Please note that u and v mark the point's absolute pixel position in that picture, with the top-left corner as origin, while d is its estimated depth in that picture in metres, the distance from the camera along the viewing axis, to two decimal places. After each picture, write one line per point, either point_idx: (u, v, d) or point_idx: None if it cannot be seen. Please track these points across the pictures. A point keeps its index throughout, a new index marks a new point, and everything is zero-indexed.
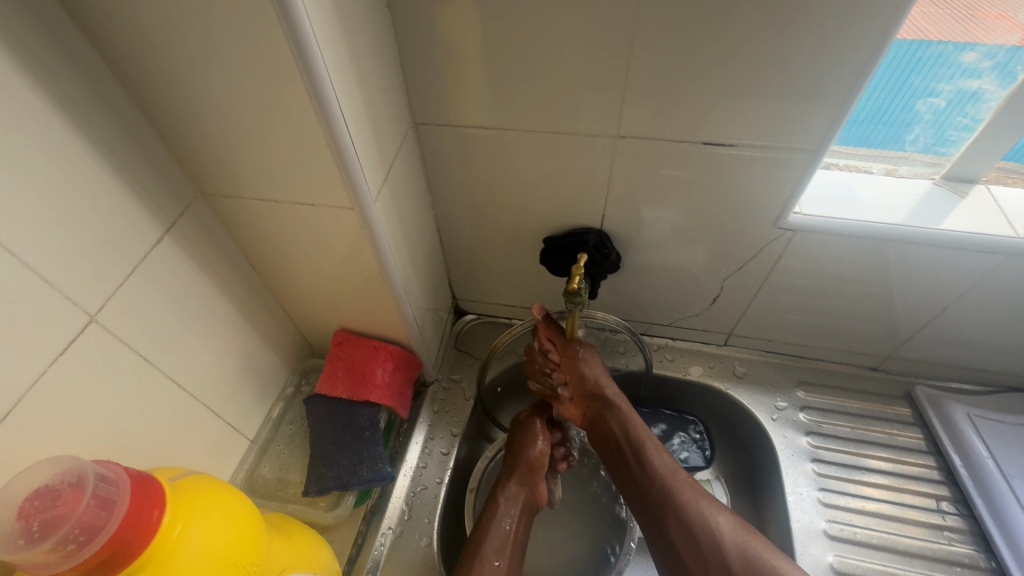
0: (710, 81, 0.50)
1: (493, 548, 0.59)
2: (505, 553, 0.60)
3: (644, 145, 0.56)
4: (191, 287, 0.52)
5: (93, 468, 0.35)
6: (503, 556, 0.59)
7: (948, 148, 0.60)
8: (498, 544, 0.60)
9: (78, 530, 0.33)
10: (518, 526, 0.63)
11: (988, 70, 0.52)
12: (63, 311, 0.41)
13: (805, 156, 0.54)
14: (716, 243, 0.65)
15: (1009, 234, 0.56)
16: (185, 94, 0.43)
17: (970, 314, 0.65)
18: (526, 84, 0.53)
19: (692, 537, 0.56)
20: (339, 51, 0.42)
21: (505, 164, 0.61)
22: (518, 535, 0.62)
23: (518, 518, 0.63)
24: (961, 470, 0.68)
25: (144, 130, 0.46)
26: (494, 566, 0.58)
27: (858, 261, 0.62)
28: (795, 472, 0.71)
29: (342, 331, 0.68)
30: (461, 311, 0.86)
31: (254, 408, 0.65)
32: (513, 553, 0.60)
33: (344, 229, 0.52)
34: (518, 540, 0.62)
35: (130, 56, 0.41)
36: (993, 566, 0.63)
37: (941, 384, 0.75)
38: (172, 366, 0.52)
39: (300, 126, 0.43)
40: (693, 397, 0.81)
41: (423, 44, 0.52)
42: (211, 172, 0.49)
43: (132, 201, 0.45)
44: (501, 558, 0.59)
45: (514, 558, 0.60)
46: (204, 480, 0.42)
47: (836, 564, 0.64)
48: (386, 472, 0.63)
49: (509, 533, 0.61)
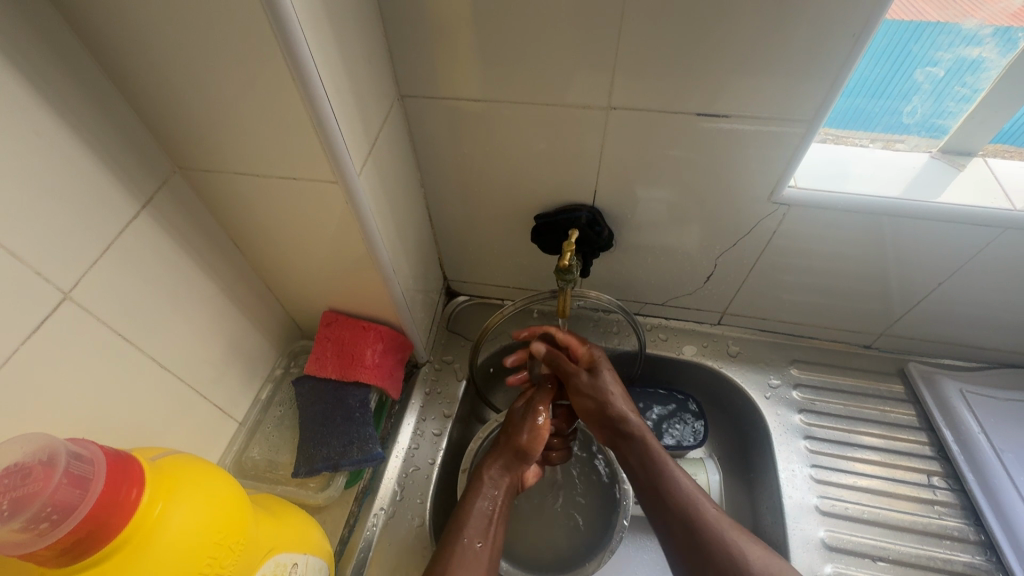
0: (706, 49, 0.48)
1: (474, 529, 0.58)
2: (487, 535, 0.59)
3: (637, 118, 0.54)
4: (171, 266, 0.51)
5: (65, 446, 0.34)
6: (486, 540, 0.58)
7: (946, 121, 0.59)
8: (480, 525, 0.59)
9: (50, 509, 0.32)
10: (500, 506, 0.62)
11: (990, 37, 0.51)
12: (34, 287, 0.39)
13: (801, 128, 0.52)
14: (710, 220, 0.64)
15: (1006, 207, 0.55)
16: (154, 60, 0.41)
17: (965, 290, 0.64)
18: (516, 54, 0.51)
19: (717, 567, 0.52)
20: (317, 15, 0.40)
21: (495, 139, 0.60)
22: (499, 515, 0.61)
23: (500, 498, 0.62)
24: (952, 445, 0.69)
25: (114, 100, 0.44)
26: (477, 548, 0.57)
27: (854, 236, 0.61)
28: (788, 450, 0.71)
29: (330, 312, 0.67)
30: (452, 292, 0.85)
31: (242, 390, 0.64)
32: (494, 534, 0.59)
33: (329, 205, 0.51)
34: (500, 519, 0.61)
35: (94, 19, 0.38)
36: (982, 539, 0.63)
37: (934, 361, 0.75)
38: (154, 346, 0.50)
39: (278, 96, 0.42)
40: (687, 376, 0.80)
41: (408, 11, 0.50)
42: (188, 146, 0.48)
43: (105, 175, 0.43)
44: (483, 539, 0.58)
45: (496, 538, 0.59)
46: (186, 460, 0.41)
47: (828, 539, 0.64)
48: (377, 452, 0.62)
49: (490, 513, 0.60)
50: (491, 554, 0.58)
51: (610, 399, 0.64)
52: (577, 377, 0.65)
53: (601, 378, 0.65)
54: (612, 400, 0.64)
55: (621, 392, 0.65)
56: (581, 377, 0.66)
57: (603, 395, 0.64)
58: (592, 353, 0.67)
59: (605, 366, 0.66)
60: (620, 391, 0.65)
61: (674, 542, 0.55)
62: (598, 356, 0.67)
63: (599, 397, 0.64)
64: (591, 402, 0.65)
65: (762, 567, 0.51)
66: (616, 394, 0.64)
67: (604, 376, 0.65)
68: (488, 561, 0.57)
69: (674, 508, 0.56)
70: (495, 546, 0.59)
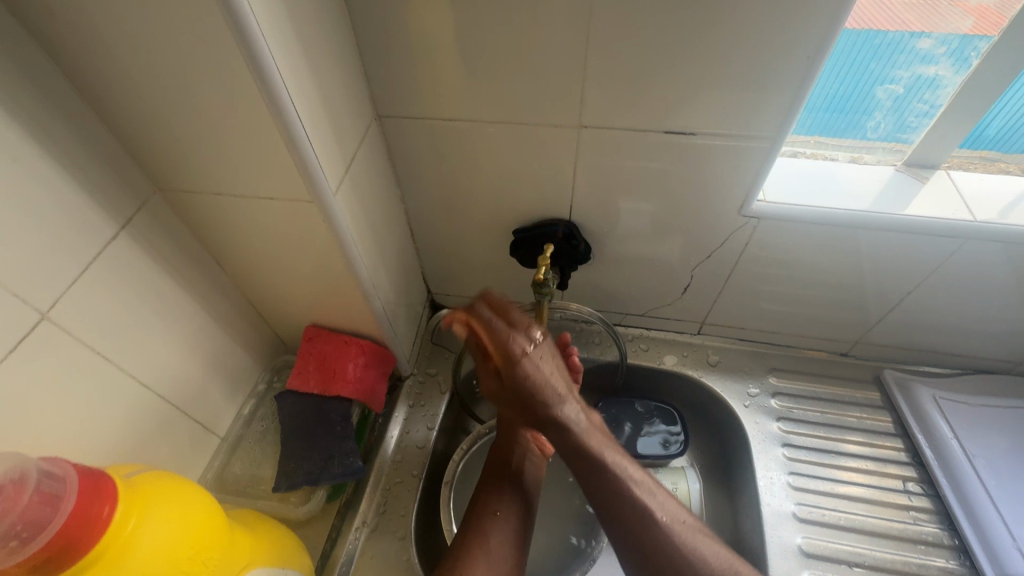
0: (668, 71, 0.50)
1: (494, 500, 0.61)
2: (507, 503, 0.61)
3: (607, 135, 0.56)
4: (151, 284, 0.52)
5: (37, 464, 0.35)
6: (506, 509, 0.60)
7: (908, 134, 0.61)
8: (496, 496, 0.62)
9: (21, 526, 0.33)
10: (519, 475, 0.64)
11: (943, 56, 0.53)
12: (13, 308, 0.40)
13: (764, 144, 0.54)
14: (685, 232, 0.65)
15: (967, 217, 0.57)
16: (132, 88, 0.42)
17: (933, 298, 0.66)
18: (487, 75, 0.53)
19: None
20: (289, 43, 0.42)
21: (471, 156, 0.61)
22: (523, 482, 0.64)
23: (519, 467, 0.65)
24: (926, 451, 0.70)
25: (93, 125, 0.45)
26: (495, 513, 0.60)
27: (825, 247, 0.63)
28: (766, 457, 0.72)
29: (312, 327, 0.67)
30: (436, 305, 0.86)
31: (224, 405, 0.65)
32: (515, 503, 0.61)
33: (307, 223, 0.52)
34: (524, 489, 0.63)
35: (73, 48, 0.40)
36: (956, 544, 0.64)
37: (910, 368, 0.77)
38: (133, 364, 0.51)
39: (253, 119, 0.43)
40: (669, 386, 0.81)
41: (382, 36, 0.52)
42: (166, 168, 0.49)
43: (84, 198, 0.45)
44: (502, 507, 0.60)
45: (517, 507, 0.61)
46: (161, 476, 0.42)
47: (805, 546, 0.65)
48: (357, 466, 0.63)
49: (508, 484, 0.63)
50: (514, 519, 0.60)
51: (538, 383, 0.59)
52: (486, 381, 0.63)
53: (509, 378, 0.60)
54: (535, 395, 0.59)
55: (545, 374, 0.59)
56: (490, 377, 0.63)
57: (522, 391, 0.59)
58: (503, 339, 0.59)
59: (527, 356, 0.59)
60: (543, 377, 0.59)
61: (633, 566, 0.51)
62: (512, 344, 0.58)
63: (523, 388, 0.59)
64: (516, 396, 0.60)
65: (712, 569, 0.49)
66: (542, 374, 0.59)
67: (517, 372, 0.59)
68: (510, 525, 0.59)
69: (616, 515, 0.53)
70: (520, 514, 0.61)
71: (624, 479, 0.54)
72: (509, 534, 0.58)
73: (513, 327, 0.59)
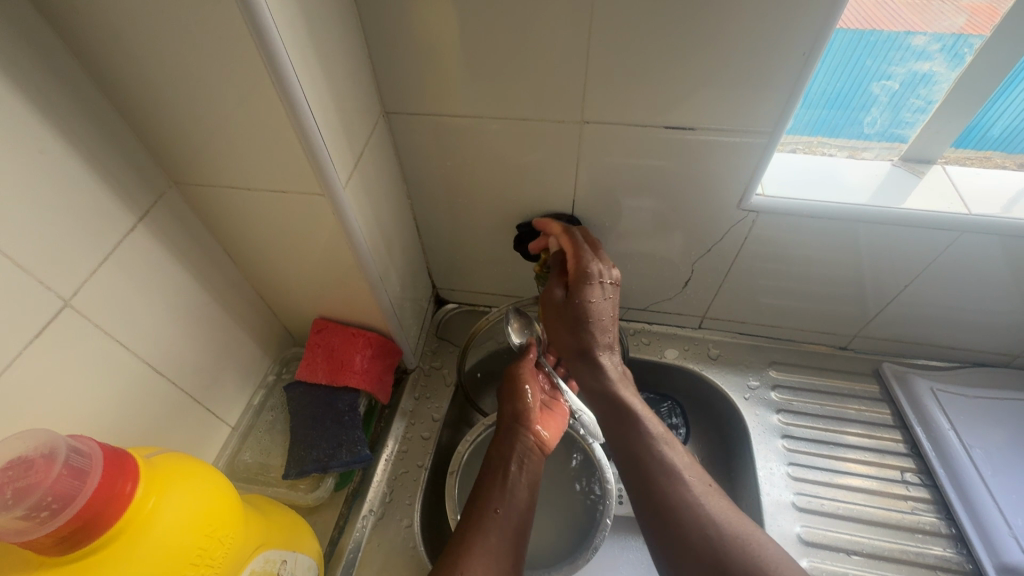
0: (668, 67, 0.51)
1: (495, 497, 0.60)
2: (506, 502, 0.60)
3: (609, 131, 0.57)
4: (166, 275, 0.54)
5: (65, 441, 0.36)
6: (506, 508, 0.59)
7: (904, 130, 0.62)
8: (497, 494, 0.61)
9: (50, 498, 0.34)
10: (520, 473, 0.63)
11: (938, 52, 0.54)
12: (36, 295, 0.42)
13: (762, 139, 0.55)
14: (685, 226, 0.66)
15: (962, 210, 0.58)
16: (150, 83, 0.44)
17: (930, 291, 0.67)
18: (491, 72, 0.54)
19: (694, 553, 0.50)
20: (302, 41, 0.43)
21: (476, 152, 0.63)
22: (522, 479, 0.62)
23: (518, 463, 0.63)
24: (924, 442, 0.71)
25: (113, 120, 0.47)
26: (494, 514, 0.59)
27: (823, 241, 0.64)
28: (766, 448, 0.73)
29: (320, 319, 0.69)
30: (441, 300, 0.88)
31: (235, 395, 0.66)
32: (515, 501, 0.60)
33: (317, 216, 0.54)
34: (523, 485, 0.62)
35: (95, 45, 0.41)
36: (953, 532, 0.65)
37: (908, 361, 0.78)
38: (149, 353, 0.53)
39: (266, 114, 0.44)
40: (670, 379, 0.83)
41: (390, 35, 0.53)
42: (182, 162, 0.51)
43: (103, 189, 0.46)
44: (502, 506, 0.59)
45: (517, 505, 0.60)
46: (179, 458, 0.44)
47: (804, 534, 0.66)
48: (365, 455, 0.65)
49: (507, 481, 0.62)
50: (513, 520, 0.59)
51: (597, 315, 0.59)
52: (549, 294, 0.61)
53: (575, 298, 0.59)
54: (591, 325, 0.59)
55: (606, 309, 0.60)
56: (557, 292, 0.61)
57: (581, 317, 0.59)
58: (583, 259, 0.59)
59: (597, 287, 0.59)
60: (603, 312, 0.59)
61: (648, 519, 0.53)
62: (591, 265, 0.59)
63: (584, 312, 0.59)
64: (570, 327, 0.60)
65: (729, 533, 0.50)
66: (603, 310, 0.60)
67: (585, 295, 0.59)
68: (508, 525, 0.58)
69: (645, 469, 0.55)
70: (519, 513, 0.60)
71: (658, 441, 0.57)
72: (507, 534, 0.57)
73: (593, 254, 0.60)
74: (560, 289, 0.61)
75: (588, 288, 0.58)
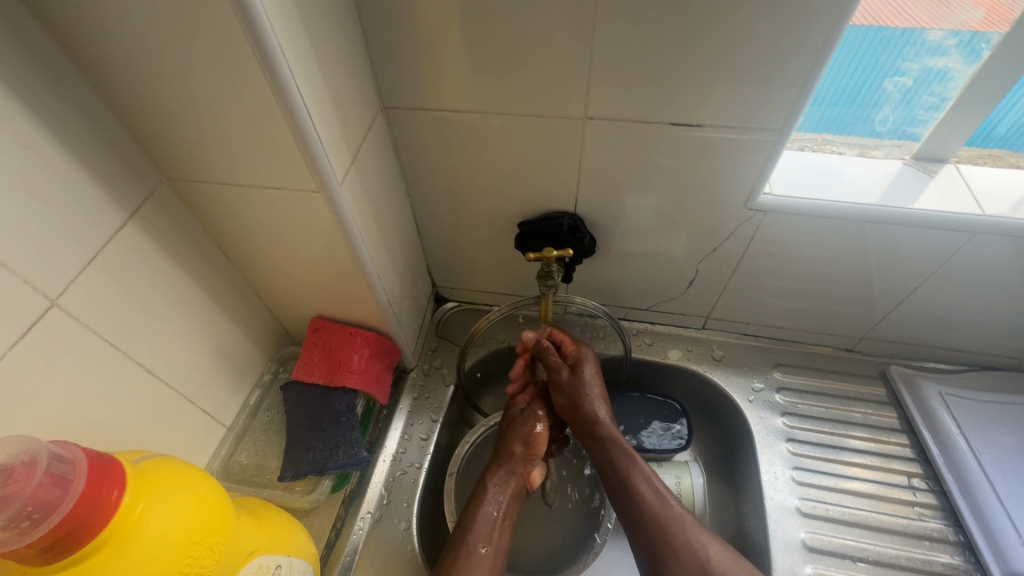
0: (675, 62, 0.50)
1: (480, 534, 0.58)
2: (492, 539, 0.58)
3: (613, 128, 0.56)
4: (158, 274, 0.52)
5: (47, 447, 0.35)
6: (492, 547, 0.58)
7: (916, 128, 0.60)
8: (485, 532, 0.59)
9: (31, 508, 0.33)
10: (507, 512, 0.61)
11: (953, 48, 0.52)
12: (22, 295, 0.41)
13: (771, 136, 0.54)
14: (691, 225, 0.65)
15: (975, 211, 0.57)
16: (139, 76, 0.42)
17: (940, 294, 0.65)
18: (493, 65, 0.53)
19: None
20: (296, 33, 0.42)
21: (476, 150, 0.61)
22: (506, 520, 0.61)
23: (506, 502, 0.62)
24: (931, 447, 0.70)
25: (101, 113, 0.45)
26: (482, 554, 0.57)
27: (832, 242, 0.63)
28: (770, 452, 0.71)
29: (318, 318, 0.68)
30: (441, 299, 0.86)
31: (230, 395, 0.65)
32: (500, 541, 0.59)
33: (312, 214, 0.52)
34: (506, 525, 0.61)
35: (80, 35, 0.40)
36: (961, 540, 0.64)
37: (916, 365, 0.76)
38: (141, 352, 0.51)
39: (260, 110, 0.43)
40: (673, 379, 0.81)
41: (388, 27, 0.52)
42: (174, 158, 0.49)
43: (93, 186, 0.45)
44: (488, 546, 0.58)
45: (502, 544, 0.59)
46: (168, 462, 0.43)
47: (809, 540, 0.65)
48: (362, 456, 0.64)
49: (496, 519, 0.60)
50: (497, 559, 0.58)
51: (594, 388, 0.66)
52: (559, 374, 0.67)
53: (581, 376, 0.66)
54: (594, 395, 0.65)
55: (603, 386, 0.67)
56: (563, 373, 0.67)
57: (583, 390, 0.66)
58: (580, 347, 0.70)
59: (589, 363, 0.68)
60: (601, 385, 0.67)
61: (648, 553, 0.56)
62: (585, 351, 0.69)
63: (582, 385, 0.66)
64: (568, 400, 0.67)
65: (721, 564, 0.53)
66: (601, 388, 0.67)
67: (587, 372, 0.67)
68: (494, 565, 0.57)
69: (645, 508, 0.58)
70: (501, 551, 0.58)
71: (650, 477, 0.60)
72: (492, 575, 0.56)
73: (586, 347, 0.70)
74: (563, 369, 0.67)
75: (584, 363, 0.67)
